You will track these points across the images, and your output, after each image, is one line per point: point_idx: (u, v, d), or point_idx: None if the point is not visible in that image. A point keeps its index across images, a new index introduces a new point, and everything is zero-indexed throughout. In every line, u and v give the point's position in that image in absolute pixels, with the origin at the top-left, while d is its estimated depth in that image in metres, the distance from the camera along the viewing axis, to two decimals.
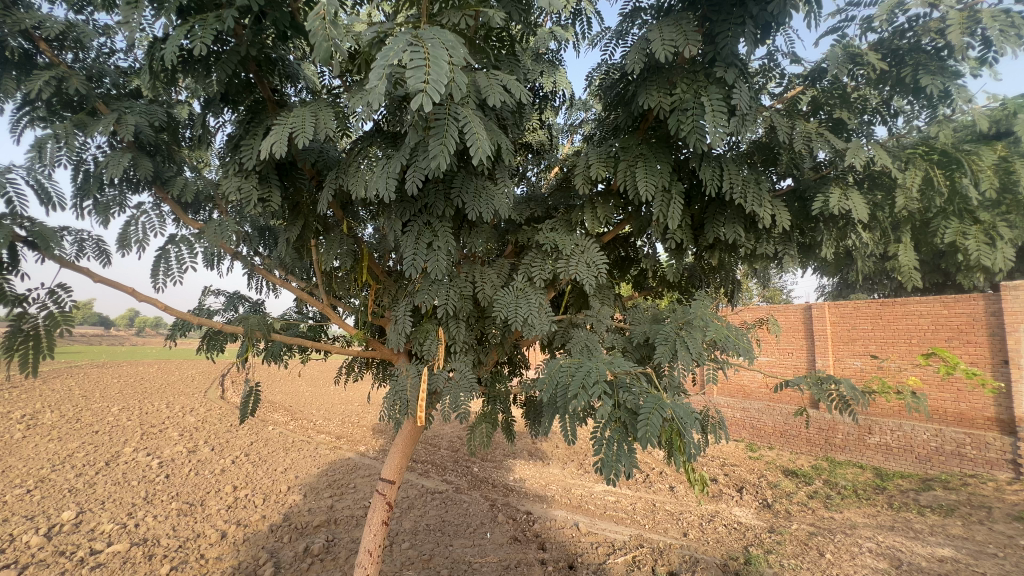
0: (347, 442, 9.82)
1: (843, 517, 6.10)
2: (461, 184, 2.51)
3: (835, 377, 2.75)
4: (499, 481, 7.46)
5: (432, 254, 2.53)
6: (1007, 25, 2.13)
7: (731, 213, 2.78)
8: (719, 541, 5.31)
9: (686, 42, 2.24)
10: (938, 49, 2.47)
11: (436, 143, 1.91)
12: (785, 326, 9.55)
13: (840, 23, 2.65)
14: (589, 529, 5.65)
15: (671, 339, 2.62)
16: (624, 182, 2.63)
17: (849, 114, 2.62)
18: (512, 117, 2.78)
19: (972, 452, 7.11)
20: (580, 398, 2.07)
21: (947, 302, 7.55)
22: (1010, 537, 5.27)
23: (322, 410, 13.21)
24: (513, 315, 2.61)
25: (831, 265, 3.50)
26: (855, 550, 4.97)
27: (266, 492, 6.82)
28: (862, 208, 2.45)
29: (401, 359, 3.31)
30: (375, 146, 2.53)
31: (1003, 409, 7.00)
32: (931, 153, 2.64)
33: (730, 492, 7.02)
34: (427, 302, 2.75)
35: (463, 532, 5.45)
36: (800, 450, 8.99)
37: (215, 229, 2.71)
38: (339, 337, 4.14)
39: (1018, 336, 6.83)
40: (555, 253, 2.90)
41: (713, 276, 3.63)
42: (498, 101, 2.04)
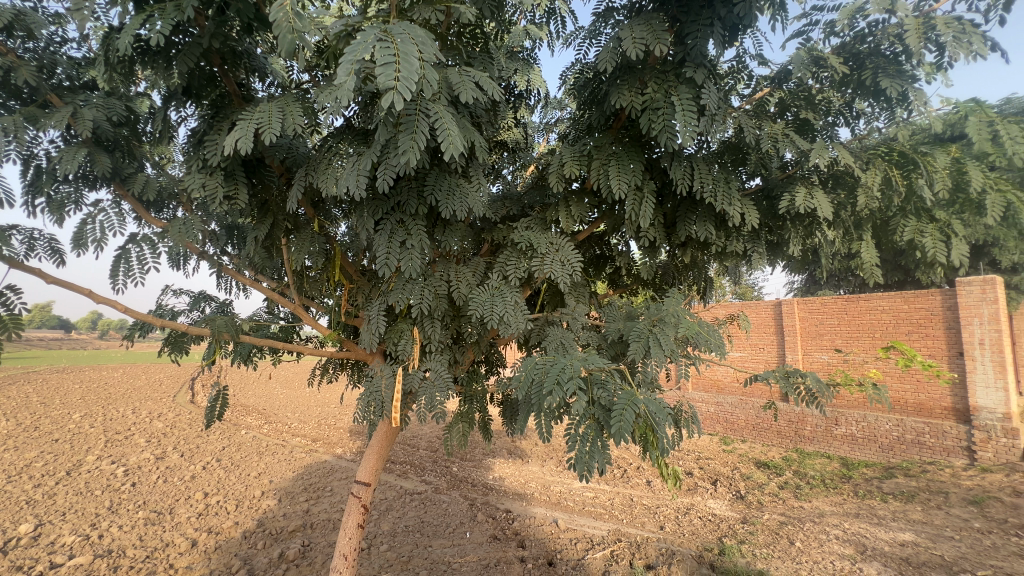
0: (324, 444, 9.65)
1: (811, 506, 6.31)
2: (434, 182, 2.49)
3: (801, 371, 2.82)
4: (478, 480, 7.44)
5: (406, 253, 2.50)
6: (960, 32, 2.22)
7: (702, 211, 2.83)
8: (695, 533, 5.42)
9: (656, 42, 2.26)
10: (897, 53, 2.57)
11: (407, 140, 1.88)
12: (756, 322, 9.83)
13: (805, 26, 2.71)
14: (568, 525, 5.69)
15: (644, 336, 2.65)
16: (598, 181, 2.65)
17: (814, 115, 2.71)
18: (485, 115, 2.77)
19: (931, 440, 7.46)
20: (555, 395, 2.09)
21: (906, 298, 7.89)
22: (966, 520, 5.55)
23: (297, 413, 12.94)
24: (488, 313, 2.61)
25: (797, 262, 3.59)
26: (823, 537, 5.14)
27: (239, 498, 6.63)
28: (826, 206, 2.53)
29: (377, 359, 3.27)
30: (346, 143, 2.48)
31: (959, 399, 7.36)
32: (890, 154, 2.75)
33: (705, 485, 7.18)
34: (401, 301, 2.71)
35: (442, 532, 5.42)
36: (771, 442, 9.26)
37: (179, 228, 2.62)
38: (312, 338, 4.05)
39: (971, 329, 7.19)
40: (529, 251, 2.90)
41: (685, 274, 3.69)
42: (470, 98, 2.03)
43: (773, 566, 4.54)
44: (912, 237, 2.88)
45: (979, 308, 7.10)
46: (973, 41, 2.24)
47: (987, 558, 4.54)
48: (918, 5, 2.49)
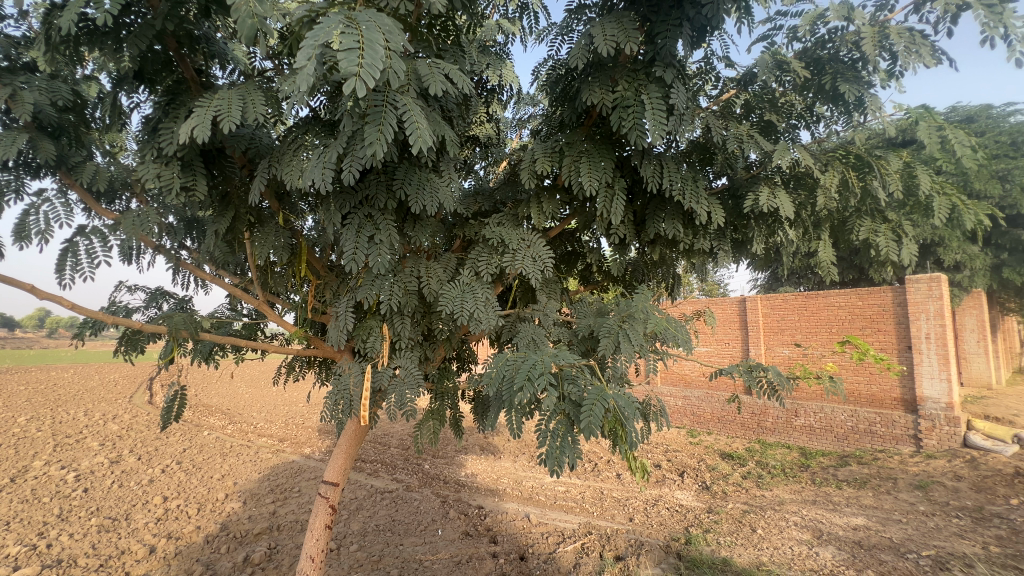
0: (291, 444, 9.40)
1: (772, 494, 6.56)
2: (404, 176, 2.45)
3: (764, 365, 2.91)
4: (450, 477, 7.41)
5: (374, 248, 2.44)
6: (911, 41, 2.33)
7: (671, 209, 2.88)
8: (663, 524, 5.55)
9: (626, 40, 2.28)
10: (855, 60, 2.66)
11: (373, 131, 1.83)
12: (722, 318, 10.12)
13: (770, 30, 2.78)
14: (540, 520, 5.73)
15: (614, 332, 2.69)
16: (569, 177, 2.66)
17: (777, 117, 2.79)
18: (456, 109, 2.74)
19: (882, 429, 7.86)
20: (526, 390, 2.08)
21: (861, 294, 8.28)
22: (912, 504, 5.89)
23: (263, 413, 12.54)
24: (459, 310, 2.59)
25: (761, 260, 3.70)
26: (782, 524, 5.35)
27: (201, 502, 6.39)
28: (788, 206, 2.62)
29: (345, 356, 3.19)
30: (311, 134, 2.40)
31: (907, 390, 7.78)
32: (847, 156, 2.86)
33: (672, 476, 7.36)
34: (370, 297, 2.66)
35: (413, 530, 5.36)
36: (736, 434, 9.57)
37: (133, 220, 2.48)
38: (277, 335, 3.93)
39: (919, 324, 7.61)
40: (501, 247, 2.89)
41: (655, 271, 3.75)
42: (439, 91, 1.99)
43: (737, 552, 4.69)
44: (867, 237, 3.00)
45: (926, 304, 7.53)
46: (923, 51, 2.35)
47: (931, 539, 4.83)
48: (874, 14, 2.59)
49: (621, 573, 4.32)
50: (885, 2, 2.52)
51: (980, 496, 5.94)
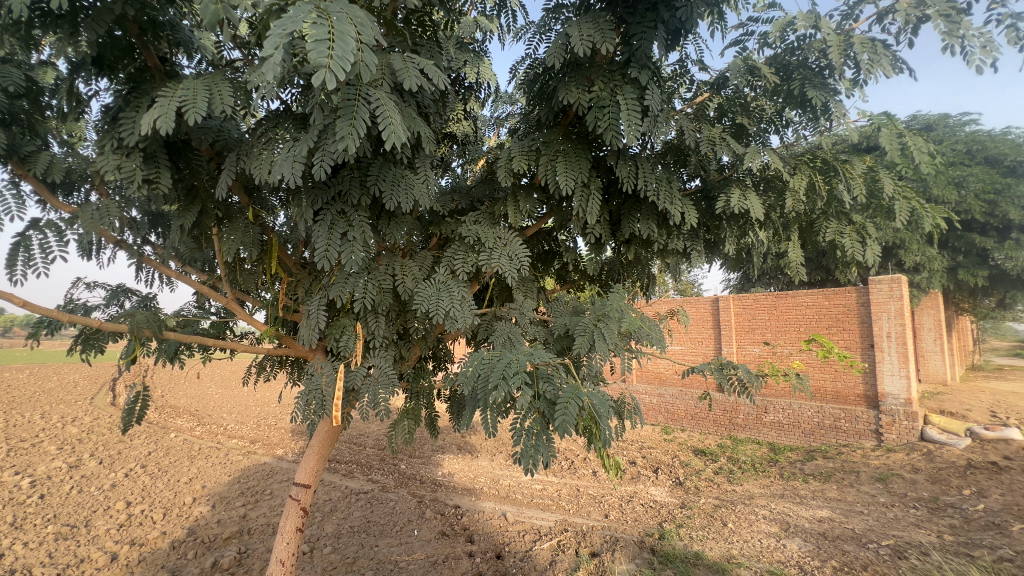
0: (263, 446, 9.17)
1: (743, 488, 6.74)
2: (378, 172, 2.41)
3: (734, 363, 2.98)
4: (427, 477, 7.35)
5: (347, 246, 2.39)
6: (874, 50, 2.41)
7: (646, 209, 2.92)
8: (637, 520, 5.64)
9: (603, 40, 2.29)
10: (822, 67, 2.74)
11: (345, 126, 1.79)
12: (695, 317, 10.32)
13: (742, 35, 2.84)
14: (516, 518, 5.73)
15: (589, 330, 2.71)
16: (546, 176, 2.66)
17: (749, 121, 2.87)
18: (432, 105, 2.71)
19: (846, 424, 8.16)
20: (500, 389, 2.08)
21: (827, 294, 8.57)
22: (874, 496, 6.13)
23: (233, 414, 12.19)
24: (434, 308, 2.56)
25: (733, 261, 3.78)
26: (752, 517, 5.50)
27: (167, 506, 6.17)
28: (758, 207, 2.68)
29: (317, 355, 3.12)
30: (282, 127, 2.34)
31: (869, 386, 8.09)
32: (814, 161, 2.94)
33: (647, 473, 7.47)
34: (343, 296, 2.61)
35: (389, 531, 5.30)
36: (708, 430, 9.79)
37: (91, 214, 2.36)
38: (247, 334, 3.82)
39: (881, 323, 7.92)
40: (477, 245, 2.87)
41: (630, 270, 3.80)
42: (414, 86, 1.96)
43: (708, 546, 4.79)
44: (833, 238, 3.08)
45: (887, 304, 7.84)
46: (885, 60, 2.43)
47: (890, 529, 5.03)
48: (840, 23, 2.68)
49: (596, 569, 4.36)
50: (850, 11, 2.60)
51: (936, 487, 6.23)
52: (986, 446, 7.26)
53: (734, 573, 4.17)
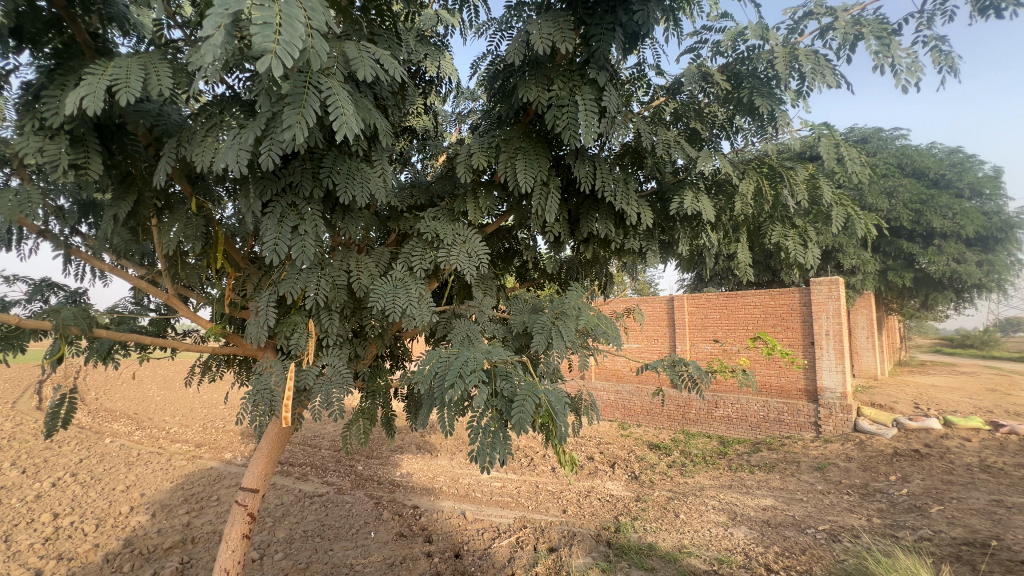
0: (209, 450, 8.70)
1: (694, 480, 7.01)
2: (332, 164, 2.33)
3: (686, 359, 3.09)
4: (385, 477, 7.21)
5: (298, 240, 2.29)
6: (816, 64, 2.55)
7: (604, 210, 2.98)
8: (594, 514, 5.74)
9: (562, 39, 2.31)
10: (769, 78, 2.87)
11: (293, 114, 1.71)
12: (651, 316, 10.64)
13: (697, 43, 2.91)
14: (476, 516, 5.71)
15: (547, 328, 2.73)
16: (505, 173, 2.65)
17: (702, 126, 3.00)
18: (390, 98, 2.65)
19: (788, 417, 8.64)
20: (457, 387, 2.06)
21: (773, 294, 9.01)
22: (813, 484, 6.53)
23: (176, 416, 11.50)
24: (390, 306, 2.51)
25: (686, 261, 3.91)
26: (702, 508, 5.73)
27: (100, 517, 5.74)
28: (709, 210, 2.79)
29: (267, 354, 2.99)
30: (229, 114, 2.22)
31: (809, 381, 8.60)
32: (762, 167, 3.07)
33: (604, 468, 7.63)
34: (294, 292, 2.51)
35: (344, 534, 5.16)
36: (663, 425, 10.12)
37: (8, 200, 2.16)
38: (190, 332, 3.61)
39: (820, 322, 8.43)
40: (435, 242, 2.83)
41: (589, 269, 3.86)
42: (369, 76, 1.91)
43: (661, 537, 4.95)
44: (778, 241, 3.23)
45: (827, 304, 8.35)
46: (826, 73, 2.58)
47: (827, 515, 5.37)
48: (787, 37, 2.81)
49: (554, 563, 4.41)
50: (795, 26, 2.74)
51: (866, 474, 6.71)
52: (910, 435, 7.88)
53: (685, 562, 4.33)
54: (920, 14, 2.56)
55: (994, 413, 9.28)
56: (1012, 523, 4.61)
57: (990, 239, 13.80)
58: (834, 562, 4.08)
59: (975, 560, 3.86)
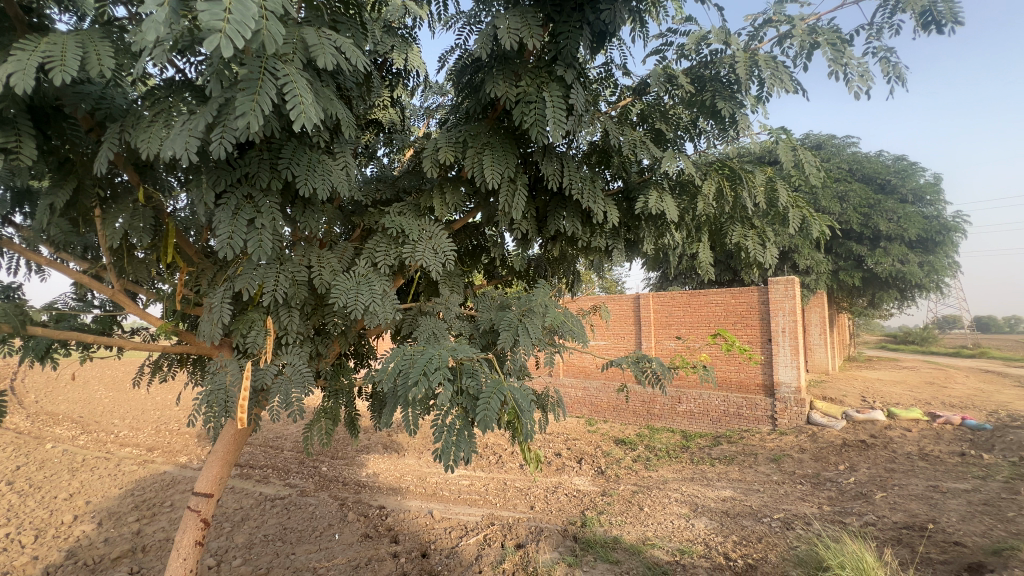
0: (163, 454, 8.27)
1: (658, 474, 7.19)
2: (291, 155, 2.24)
3: (650, 356, 3.15)
4: (350, 478, 7.05)
5: (254, 234, 2.19)
6: (775, 69, 2.62)
7: (571, 208, 3.00)
8: (561, 509, 5.80)
9: (529, 35, 2.30)
10: (731, 82, 2.93)
11: (246, 100, 1.63)
12: (618, 314, 10.82)
13: (662, 45, 2.94)
14: (443, 515, 5.66)
15: (513, 325, 2.72)
16: (472, 169, 2.63)
17: (666, 127, 3.06)
18: (354, 88, 2.59)
19: (747, 411, 8.98)
20: (421, 385, 2.03)
21: (734, 293, 9.29)
22: (769, 474, 6.81)
23: (126, 419, 10.91)
24: (353, 302, 2.45)
25: (651, 260, 3.97)
26: (666, 501, 5.88)
27: (39, 528, 5.37)
28: (672, 209, 2.85)
29: (222, 352, 2.86)
30: (179, 99, 2.09)
31: (766, 376, 8.94)
32: (723, 168, 3.15)
33: (571, 464, 7.71)
34: (250, 288, 2.40)
35: (307, 537, 5.02)
36: (629, 421, 10.33)
37: None
38: (139, 330, 3.42)
39: (777, 319, 8.77)
40: (400, 237, 2.78)
41: (557, 267, 3.89)
42: (330, 64, 1.84)
43: (626, 530, 5.04)
44: (738, 241, 3.33)
45: (783, 302, 8.69)
46: (784, 78, 2.65)
47: (781, 504, 5.62)
48: (747, 43, 2.89)
49: (521, 560, 4.42)
50: (755, 32, 2.82)
51: (818, 464, 7.06)
52: (857, 426, 8.33)
53: (649, 553, 4.43)
54: (869, 26, 2.67)
55: (932, 405, 9.91)
56: (946, 506, 4.94)
57: (929, 241, 14.74)
58: (788, 549, 4.26)
59: (914, 543, 4.11)
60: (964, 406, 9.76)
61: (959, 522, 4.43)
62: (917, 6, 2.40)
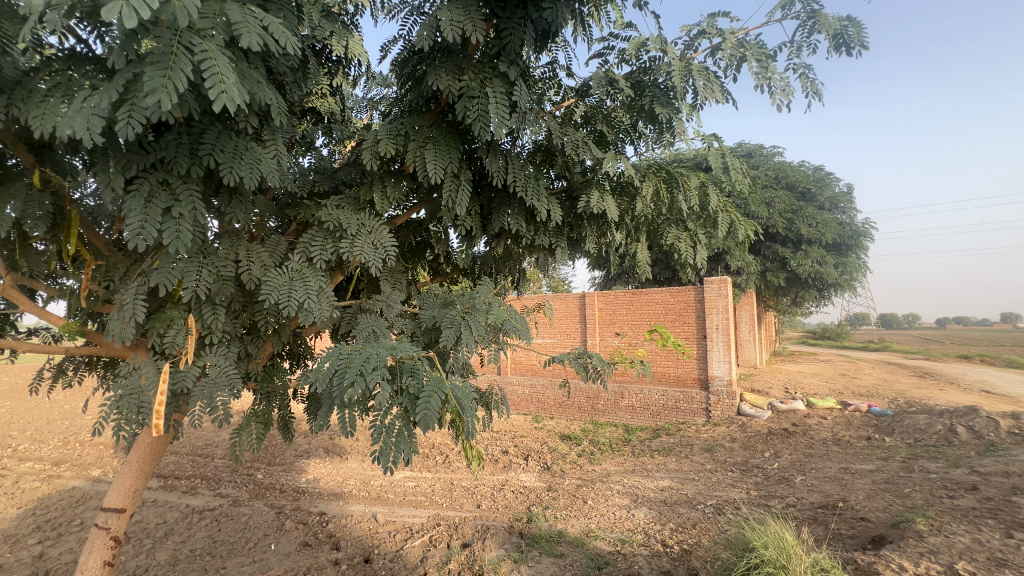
0: (71, 467, 7.48)
1: (601, 467, 7.40)
2: (216, 140, 2.09)
3: (589, 352, 3.21)
4: (288, 485, 6.70)
5: (171, 224, 2.01)
6: (707, 78, 2.75)
7: (514, 205, 3.01)
8: (507, 506, 5.83)
9: (472, 29, 2.27)
10: (668, 88, 3.04)
11: (157, 77, 1.50)
12: (563, 312, 11.00)
13: (604, 49, 3.01)
14: (387, 518, 5.51)
15: (456, 322, 2.68)
16: (413, 163, 2.57)
17: (608, 130, 3.16)
18: (287, 73, 2.46)
19: (684, 404, 9.44)
20: (357, 385, 1.96)
21: (673, 292, 9.71)
22: (703, 464, 7.20)
23: (25, 431, 9.73)
24: (284, 299, 2.32)
25: (593, 259, 4.04)
26: (608, 493, 6.07)
27: None
28: (613, 209, 2.93)
29: (137, 353, 2.60)
30: (82, 73, 1.89)
31: (701, 371, 9.44)
32: (660, 172, 3.27)
33: (518, 461, 7.76)
34: (168, 283, 2.20)
35: (240, 549, 4.72)
36: (574, 417, 10.56)
37: None
38: (37, 330, 3.07)
39: (712, 317, 9.26)
40: (338, 231, 2.66)
41: (502, 265, 3.89)
42: (256, 44, 1.71)
43: (571, 523, 5.15)
44: (673, 242, 3.46)
45: (717, 301, 9.19)
46: (715, 88, 2.79)
47: (714, 490, 5.95)
48: (682, 52, 3.00)
49: (467, 559, 4.39)
50: (691, 42, 2.93)
51: (746, 452, 7.55)
52: (780, 416, 8.99)
53: (592, 545, 4.54)
54: (790, 43, 2.87)
55: (845, 395, 10.88)
56: (855, 486, 5.44)
57: (842, 245, 16.19)
58: (719, 533, 4.52)
59: (828, 520, 4.49)
60: (870, 395, 10.81)
61: (866, 500, 4.88)
62: (830, 28, 2.61)
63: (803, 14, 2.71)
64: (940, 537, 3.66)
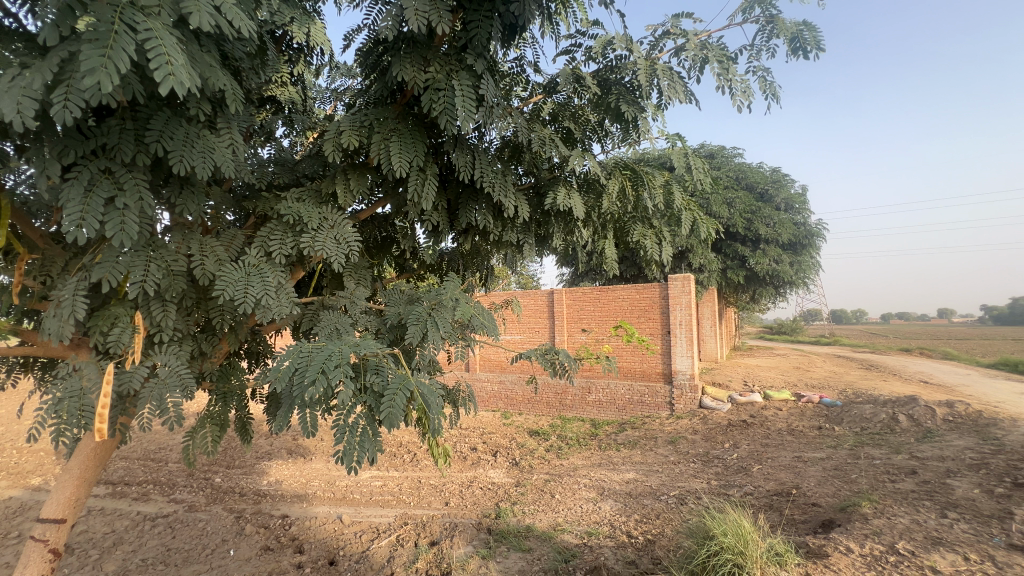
0: (7, 476, 6.97)
1: (568, 462, 7.49)
2: (164, 127, 1.97)
3: (556, 347, 3.23)
4: (247, 488, 6.47)
5: (115, 215, 1.88)
6: (671, 78, 2.80)
7: (482, 201, 2.99)
8: (476, 503, 5.82)
9: (438, 20, 2.23)
10: (633, 87, 3.07)
11: (96, 57, 1.40)
12: (532, 309, 11.04)
13: (571, 46, 3.02)
14: (353, 519, 5.41)
15: (422, 319, 2.65)
16: (377, 156, 2.51)
17: (575, 127, 3.18)
18: (243, 58, 2.34)
19: (648, 398, 9.67)
20: (318, 384, 1.89)
21: (639, 289, 9.90)
22: (667, 456, 7.41)
23: None
24: (240, 295, 2.22)
25: (560, 255, 4.06)
26: (575, 487, 6.15)
27: None
28: (579, 207, 2.96)
29: (78, 353, 2.43)
30: (11, 50, 1.74)
31: (666, 365, 9.68)
32: (626, 170, 3.31)
33: (486, 457, 7.76)
34: (111, 278, 2.06)
35: (195, 556, 4.53)
36: (542, 412, 10.65)
37: None
38: None
39: (675, 313, 9.49)
40: (298, 225, 2.56)
41: (470, 260, 3.85)
42: (208, 24, 1.61)
43: (538, 518, 5.19)
44: (639, 240, 3.51)
45: (680, 297, 9.43)
46: (679, 88, 2.85)
47: (677, 481, 6.13)
48: (648, 52, 3.04)
49: (435, 557, 4.35)
50: (656, 42, 2.98)
51: (707, 444, 7.81)
52: (739, 408, 9.34)
53: (559, 538, 4.59)
54: (750, 47, 2.96)
55: (799, 387, 11.40)
56: (807, 473, 5.72)
57: (798, 244, 16.94)
58: (681, 522, 4.66)
59: (782, 506, 4.71)
60: (822, 387, 11.38)
61: (816, 486, 5.14)
62: (787, 32, 2.71)
63: (761, 18, 2.80)
64: (882, 519, 3.89)
